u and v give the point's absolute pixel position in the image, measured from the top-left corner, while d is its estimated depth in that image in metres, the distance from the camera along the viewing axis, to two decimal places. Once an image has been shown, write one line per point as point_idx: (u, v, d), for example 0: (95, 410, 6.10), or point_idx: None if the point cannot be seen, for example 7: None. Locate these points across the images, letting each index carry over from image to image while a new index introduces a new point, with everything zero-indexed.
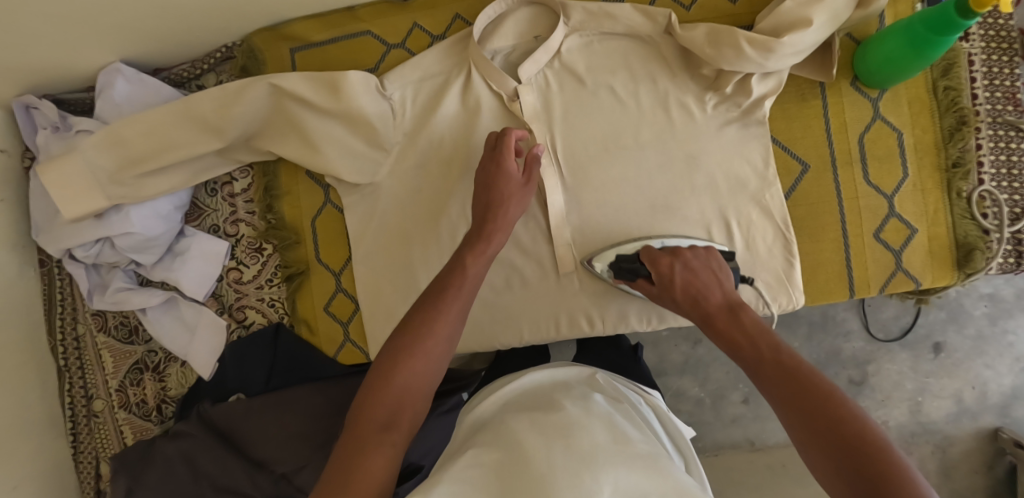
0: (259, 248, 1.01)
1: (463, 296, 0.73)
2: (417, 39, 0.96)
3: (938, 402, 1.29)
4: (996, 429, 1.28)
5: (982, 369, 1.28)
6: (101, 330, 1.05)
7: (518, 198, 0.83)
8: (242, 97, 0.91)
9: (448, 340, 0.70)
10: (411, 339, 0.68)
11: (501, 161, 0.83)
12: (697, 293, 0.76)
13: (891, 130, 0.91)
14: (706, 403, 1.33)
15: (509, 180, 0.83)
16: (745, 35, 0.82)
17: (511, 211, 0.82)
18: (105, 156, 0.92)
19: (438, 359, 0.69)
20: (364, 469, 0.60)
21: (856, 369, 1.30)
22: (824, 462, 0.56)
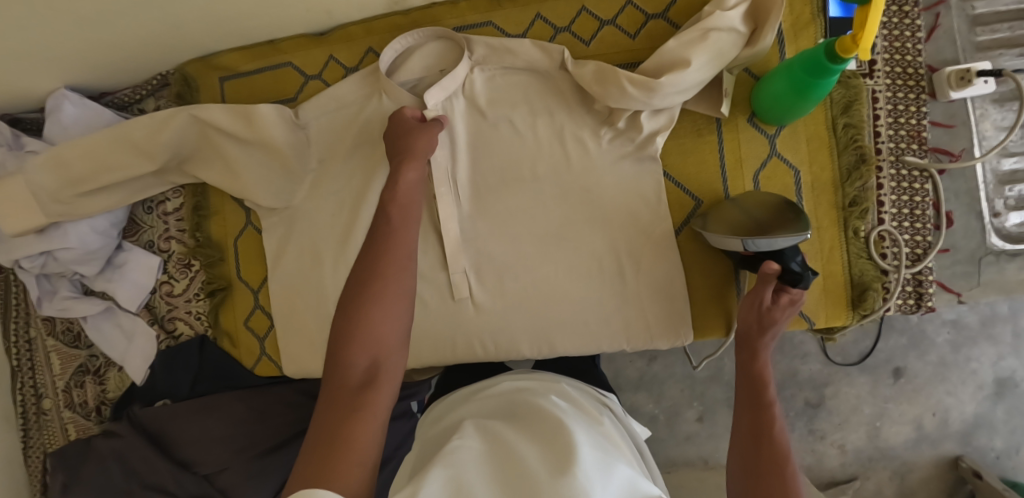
0: (188, 264, 1.07)
1: (405, 266, 0.74)
2: (333, 70, 1.01)
3: (897, 428, 1.26)
4: (958, 458, 1.25)
5: (944, 396, 1.24)
6: (50, 334, 1.13)
7: (425, 130, 0.84)
8: (168, 125, 0.98)
9: (396, 313, 0.71)
10: (358, 320, 0.69)
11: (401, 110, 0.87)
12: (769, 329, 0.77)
13: (788, 167, 0.91)
14: (660, 419, 1.35)
15: (412, 121, 0.85)
16: (628, 75, 0.83)
17: (420, 142, 0.83)
18: (48, 176, 0.99)
19: (389, 328, 0.70)
20: (352, 450, 0.62)
21: (813, 392, 1.28)
22: (747, 456, 0.72)
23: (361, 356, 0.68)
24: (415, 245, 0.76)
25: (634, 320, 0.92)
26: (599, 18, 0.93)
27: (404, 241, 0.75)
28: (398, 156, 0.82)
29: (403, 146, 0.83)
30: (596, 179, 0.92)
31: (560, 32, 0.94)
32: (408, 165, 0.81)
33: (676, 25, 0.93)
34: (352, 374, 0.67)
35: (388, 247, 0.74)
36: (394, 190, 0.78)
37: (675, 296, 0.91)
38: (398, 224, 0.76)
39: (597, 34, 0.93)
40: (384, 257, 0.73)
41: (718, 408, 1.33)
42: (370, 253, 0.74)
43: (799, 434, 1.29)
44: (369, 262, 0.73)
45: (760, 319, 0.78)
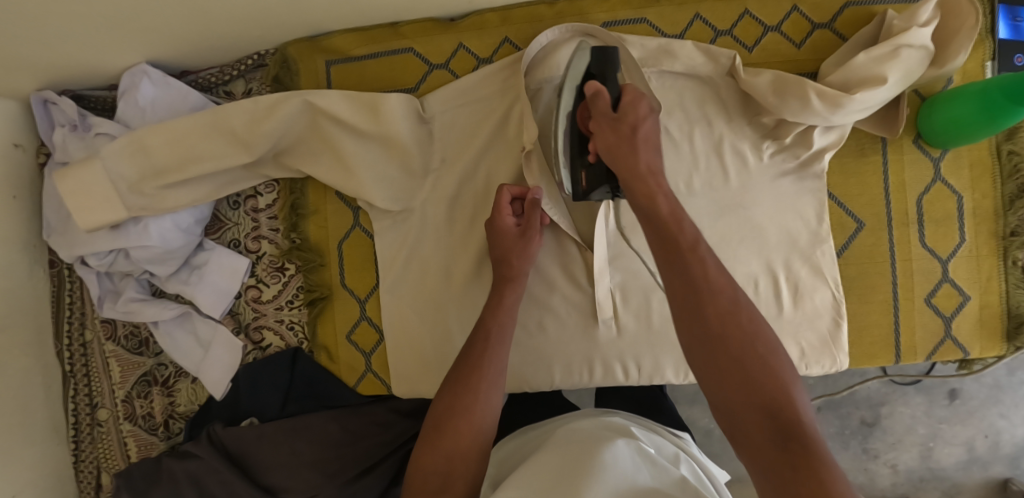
0: (281, 268, 0.96)
1: (490, 381, 0.73)
2: (462, 60, 0.92)
3: (949, 449, 1.23)
4: (1006, 480, 1.23)
5: (996, 418, 1.22)
6: (110, 338, 1.01)
7: (519, 254, 0.81)
8: (276, 112, 0.86)
9: (482, 427, 0.71)
10: (441, 434, 0.69)
11: (496, 220, 0.82)
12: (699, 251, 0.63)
13: (951, 192, 0.87)
14: (716, 434, 1.22)
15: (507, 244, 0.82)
16: (816, 87, 0.78)
17: (517, 268, 0.81)
18: (128, 165, 0.87)
19: (485, 424, 0.71)
20: None
21: (868, 411, 1.24)
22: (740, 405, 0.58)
23: (438, 462, 0.68)
24: (502, 364, 0.75)
25: (789, 347, 0.86)
26: (763, 23, 0.88)
27: (486, 354, 0.75)
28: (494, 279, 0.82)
29: (502, 272, 0.82)
30: (752, 199, 0.86)
31: (720, 36, 0.88)
32: (512, 287, 0.81)
33: (843, 36, 0.88)
34: (428, 480, 0.67)
35: (477, 364, 0.74)
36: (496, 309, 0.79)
37: (834, 324, 0.86)
38: (485, 338, 0.77)
39: (760, 41, 0.88)
40: (474, 375, 0.73)
41: None
42: (459, 369, 0.74)
43: (853, 452, 1.24)
44: (457, 374, 0.74)
45: (626, 132, 0.69)
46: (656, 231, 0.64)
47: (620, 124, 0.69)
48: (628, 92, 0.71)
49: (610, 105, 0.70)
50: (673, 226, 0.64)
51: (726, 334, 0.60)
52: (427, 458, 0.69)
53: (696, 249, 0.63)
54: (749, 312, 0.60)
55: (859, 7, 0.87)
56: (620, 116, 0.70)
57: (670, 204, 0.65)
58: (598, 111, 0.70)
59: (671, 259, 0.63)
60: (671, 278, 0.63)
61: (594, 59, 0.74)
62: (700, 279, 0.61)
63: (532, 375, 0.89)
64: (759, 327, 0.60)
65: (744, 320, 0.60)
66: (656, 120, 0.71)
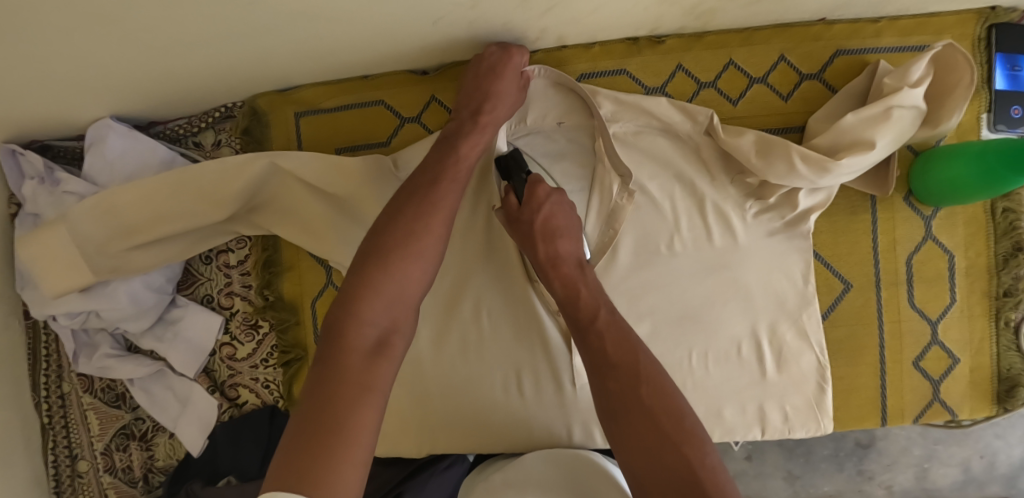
0: (255, 325, 0.95)
1: (425, 259, 0.65)
2: (435, 114, 0.89)
3: (945, 470, 1.21)
4: None
5: (992, 438, 1.20)
6: (87, 391, 0.99)
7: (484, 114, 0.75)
8: (243, 172, 0.83)
9: (403, 296, 0.64)
10: (388, 267, 0.63)
11: (506, 64, 0.77)
12: (577, 295, 0.70)
13: (942, 251, 0.84)
14: None
15: (498, 78, 0.76)
16: (801, 150, 0.74)
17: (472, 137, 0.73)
18: (93, 227, 0.85)
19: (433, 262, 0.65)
20: (346, 430, 0.55)
21: (864, 433, 1.22)
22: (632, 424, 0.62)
23: (380, 314, 0.62)
24: (440, 250, 0.66)
25: (773, 410, 0.84)
26: (749, 75, 0.84)
27: (435, 200, 0.67)
28: (471, 111, 0.75)
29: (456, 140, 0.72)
30: (738, 260, 0.83)
31: (705, 88, 0.84)
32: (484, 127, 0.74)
33: (832, 88, 0.84)
34: (365, 334, 0.60)
35: (421, 219, 0.65)
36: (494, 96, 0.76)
37: (819, 388, 0.84)
38: (442, 180, 0.68)
39: (746, 93, 0.84)
40: (429, 204, 0.66)
41: (767, 449, 1.22)
42: (404, 218, 0.65)
43: (848, 474, 1.21)
44: (408, 213, 0.65)
45: (526, 227, 0.71)
46: (567, 309, 0.70)
47: (520, 223, 0.72)
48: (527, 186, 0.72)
49: (515, 205, 0.73)
50: (591, 307, 0.69)
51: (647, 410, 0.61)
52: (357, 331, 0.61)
53: (596, 325, 0.67)
54: (654, 386, 0.63)
55: (851, 55, 0.83)
56: (519, 215, 0.72)
57: (568, 284, 0.70)
58: (507, 216, 0.73)
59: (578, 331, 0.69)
60: (591, 351, 0.67)
61: (502, 172, 0.78)
62: (603, 358, 0.65)
63: (512, 437, 0.87)
64: (665, 401, 0.62)
65: (651, 392, 0.62)
66: (558, 202, 0.72)
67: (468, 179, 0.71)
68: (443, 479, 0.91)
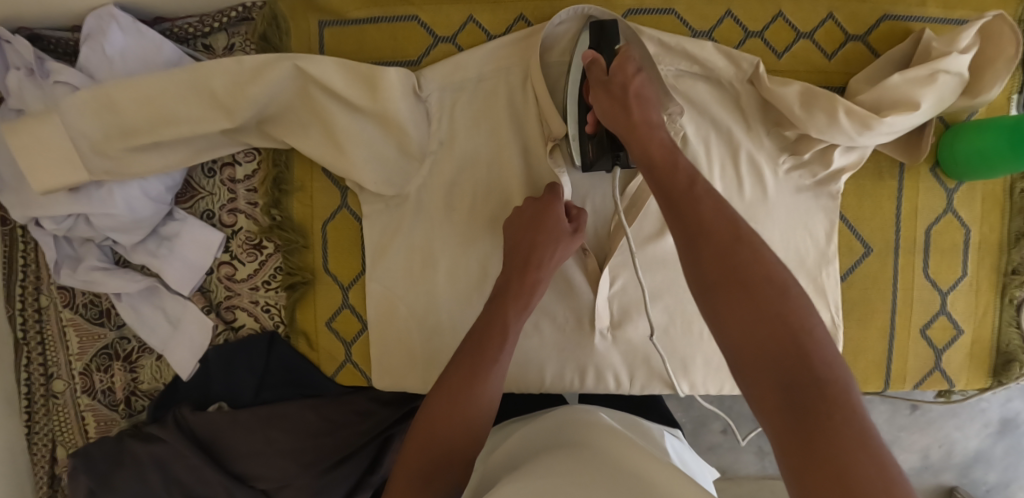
0: (259, 245, 0.90)
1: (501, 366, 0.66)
2: (470, 34, 0.85)
3: (904, 455, 1.23)
4: (952, 488, 1.24)
5: (951, 430, 1.21)
6: (67, 306, 0.92)
7: (547, 210, 0.74)
8: (263, 76, 0.79)
9: (482, 406, 0.64)
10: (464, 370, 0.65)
11: (546, 218, 0.74)
12: (690, 180, 0.61)
13: (960, 224, 0.86)
14: (686, 429, 1.23)
15: (547, 210, 0.74)
16: (846, 104, 0.74)
17: (548, 233, 0.73)
18: (90, 123, 0.78)
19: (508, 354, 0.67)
20: None
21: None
22: (735, 297, 0.52)
23: (456, 423, 0.62)
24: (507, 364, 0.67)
25: None
26: (796, 29, 0.82)
27: (505, 312, 0.69)
28: (523, 253, 0.72)
29: (529, 235, 0.73)
30: (767, 214, 0.82)
31: (751, 38, 0.82)
32: (554, 248, 0.73)
33: (875, 52, 0.83)
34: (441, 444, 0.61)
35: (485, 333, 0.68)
36: (540, 226, 0.74)
37: None
38: (518, 292, 0.71)
39: (791, 47, 0.82)
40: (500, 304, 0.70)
41: (743, 423, 1.24)
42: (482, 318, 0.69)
43: None
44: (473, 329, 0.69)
45: (619, 93, 0.68)
46: (655, 179, 0.63)
47: (611, 87, 0.69)
48: (617, 58, 0.71)
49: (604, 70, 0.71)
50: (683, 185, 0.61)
51: (746, 278, 0.53)
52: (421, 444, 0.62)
53: (695, 192, 0.59)
54: (759, 257, 0.54)
55: (896, 21, 0.82)
56: (609, 80, 0.70)
57: (664, 150, 0.64)
58: (593, 78, 0.72)
59: (674, 205, 0.60)
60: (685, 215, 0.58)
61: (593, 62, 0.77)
62: (698, 229, 0.56)
63: (524, 375, 0.85)
64: (768, 268, 0.53)
65: (757, 257, 0.54)
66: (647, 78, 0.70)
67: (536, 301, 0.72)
68: None
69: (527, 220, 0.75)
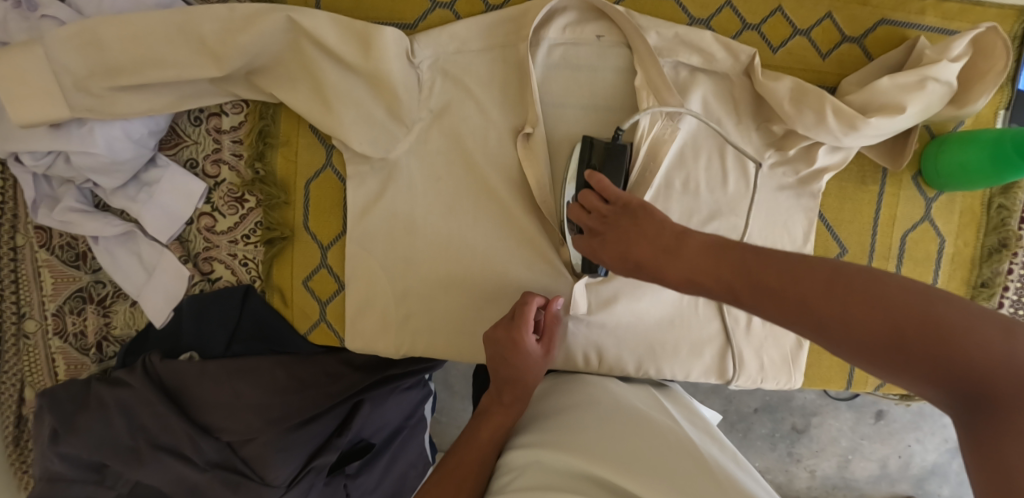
0: (241, 199, 0.89)
1: (484, 444, 0.72)
2: (468, 3, 0.84)
3: (865, 463, 1.50)
4: None
5: None
6: (43, 247, 0.91)
7: (526, 349, 0.77)
8: (254, 25, 0.78)
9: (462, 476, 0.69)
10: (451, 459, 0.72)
11: (518, 343, 0.76)
12: (715, 251, 0.58)
13: (935, 234, 0.87)
14: None
15: (516, 349, 0.76)
16: (834, 102, 0.74)
17: (521, 366, 0.76)
18: (76, 58, 0.78)
19: (502, 434, 0.74)
20: None
21: (801, 419, 1.49)
22: (886, 362, 0.49)
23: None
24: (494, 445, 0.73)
25: (750, 359, 0.86)
26: (793, 25, 0.82)
27: (479, 431, 0.74)
28: (499, 373, 0.77)
29: (504, 372, 0.77)
30: (749, 206, 0.83)
31: (748, 30, 0.82)
32: (528, 381, 0.77)
33: (869, 55, 0.83)
34: None
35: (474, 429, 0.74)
36: (506, 354, 0.76)
37: (797, 344, 0.87)
38: (495, 413, 0.76)
39: (787, 43, 0.82)
40: (493, 400, 0.77)
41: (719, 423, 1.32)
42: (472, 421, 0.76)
43: (778, 454, 1.49)
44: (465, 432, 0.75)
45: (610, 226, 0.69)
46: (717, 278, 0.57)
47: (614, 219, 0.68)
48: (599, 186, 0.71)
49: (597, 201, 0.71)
50: (717, 268, 0.58)
51: (885, 333, 0.48)
52: None
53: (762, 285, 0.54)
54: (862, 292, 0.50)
55: (893, 26, 0.83)
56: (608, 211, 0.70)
57: (703, 249, 0.60)
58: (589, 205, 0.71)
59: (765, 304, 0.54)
60: (737, 290, 0.56)
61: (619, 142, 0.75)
62: (797, 307, 0.52)
63: None
64: (889, 305, 0.49)
65: (832, 308, 0.51)
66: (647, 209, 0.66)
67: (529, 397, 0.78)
68: (404, 398, 1.06)
69: (496, 346, 0.77)
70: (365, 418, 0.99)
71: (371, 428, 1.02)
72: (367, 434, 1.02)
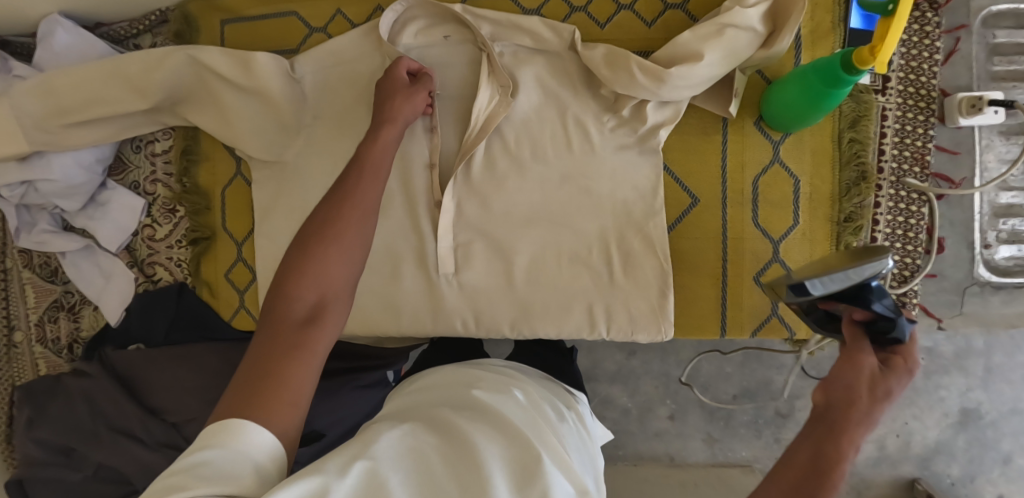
0: (173, 210, 1.05)
1: (347, 248, 0.67)
2: (338, 24, 0.99)
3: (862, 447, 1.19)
4: (914, 479, 1.11)
5: (909, 419, 1.11)
6: (27, 267, 1.10)
7: (374, 171, 0.74)
8: (163, 64, 0.95)
9: (328, 282, 0.65)
10: (293, 283, 0.64)
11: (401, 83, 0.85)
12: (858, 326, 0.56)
13: (788, 175, 0.90)
14: (632, 413, 1.27)
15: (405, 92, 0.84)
16: (639, 61, 0.82)
17: (361, 191, 0.71)
18: (34, 103, 0.97)
19: (365, 229, 0.69)
20: (274, 386, 0.57)
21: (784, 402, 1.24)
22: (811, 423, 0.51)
23: (306, 292, 0.64)
24: (359, 240, 0.68)
25: (618, 311, 0.91)
26: (616, 1, 0.91)
27: (328, 249, 0.66)
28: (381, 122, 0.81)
29: (340, 201, 0.69)
30: (593, 165, 0.91)
31: (576, 12, 0.91)
32: (398, 135, 0.80)
33: (694, 17, 0.90)
34: (293, 311, 0.63)
35: (335, 215, 0.68)
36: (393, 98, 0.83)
37: (662, 294, 0.90)
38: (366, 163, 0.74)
39: (613, 18, 0.91)
40: (348, 195, 0.70)
41: (690, 409, 1.26)
42: (337, 190, 0.72)
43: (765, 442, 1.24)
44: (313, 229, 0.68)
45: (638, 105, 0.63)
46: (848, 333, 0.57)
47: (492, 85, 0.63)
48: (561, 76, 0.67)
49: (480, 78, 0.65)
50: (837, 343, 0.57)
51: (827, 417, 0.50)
52: (258, 354, 0.60)
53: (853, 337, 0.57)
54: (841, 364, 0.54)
55: None
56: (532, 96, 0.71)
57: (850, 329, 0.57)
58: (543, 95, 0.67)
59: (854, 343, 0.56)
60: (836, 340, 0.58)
61: None
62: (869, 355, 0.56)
63: (384, 318, 0.95)
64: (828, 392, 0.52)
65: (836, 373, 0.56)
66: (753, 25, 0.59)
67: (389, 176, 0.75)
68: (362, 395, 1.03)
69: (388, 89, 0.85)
70: (312, 406, 0.99)
71: (322, 419, 0.99)
72: (319, 425, 0.99)
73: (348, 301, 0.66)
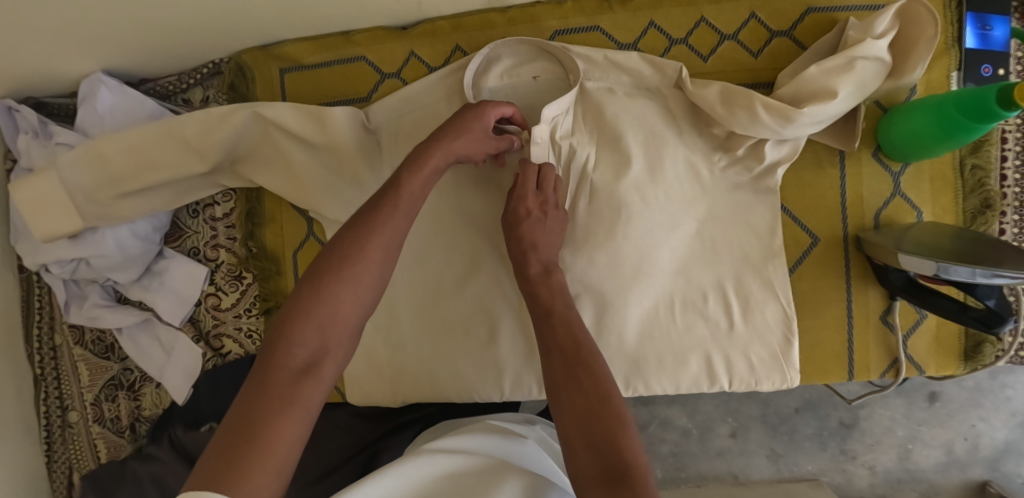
0: (239, 276, 0.98)
1: (360, 283, 0.63)
2: (413, 68, 0.91)
3: (928, 451, 1.13)
4: (984, 482, 1.12)
5: (976, 421, 1.11)
6: (78, 343, 1.02)
7: (399, 204, 0.68)
8: (226, 122, 0.86)
9: (336, 320, 0.62)
10: (301, 316, 0.60)
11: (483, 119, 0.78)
12: None
13: (910, 207, 0.85)
14: (693, 434, 1.15)
15: (481, 118, 0.77)
16: (763, 100, 0.76)
17: (386, 224, 0.66)
18: (82, 173, 0.88)
19: (383, 258, 0.65)
20: (265, 449, 0.53)
21: (847, 412, 1.14)
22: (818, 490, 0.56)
23: (309, 335, 0.60)
24: (375, 275, 0.64)
25: (738, 362, 0.85)
26: (719, 31, 0.85)
27: (345, 274, 0.62)
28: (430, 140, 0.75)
29: (357, 235, 0.65)
30: (704, 209, 0.85)
31: (675, 45, 0.86)
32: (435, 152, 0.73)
33: (802, 44, 0.85)
34: (293, 357, 0.59)
35: (357, 244, 0.64)
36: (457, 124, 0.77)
37: (786, 340, 0.85)
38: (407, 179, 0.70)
39: (716, 49, 0.86)
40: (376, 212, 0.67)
41: (752, 425, 1.15)
42: (360, 213, 0.67)
43: (830, 453, 1.14)
44: (331, 255, 0.64)
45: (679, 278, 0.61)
46: None
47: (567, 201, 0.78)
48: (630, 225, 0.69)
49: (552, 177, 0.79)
50: None
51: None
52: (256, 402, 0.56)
53: None
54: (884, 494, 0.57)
55: (821, 13, 0.84)
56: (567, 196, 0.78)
57: None
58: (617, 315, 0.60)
59: None
60: None
61: None
62: None
63: (480, 383, 0.88)
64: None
65: None
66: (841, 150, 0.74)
67: (418, 207, 0.70)
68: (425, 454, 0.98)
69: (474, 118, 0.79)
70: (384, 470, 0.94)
71: None
72: None
73: (350, 349, 0.63)
